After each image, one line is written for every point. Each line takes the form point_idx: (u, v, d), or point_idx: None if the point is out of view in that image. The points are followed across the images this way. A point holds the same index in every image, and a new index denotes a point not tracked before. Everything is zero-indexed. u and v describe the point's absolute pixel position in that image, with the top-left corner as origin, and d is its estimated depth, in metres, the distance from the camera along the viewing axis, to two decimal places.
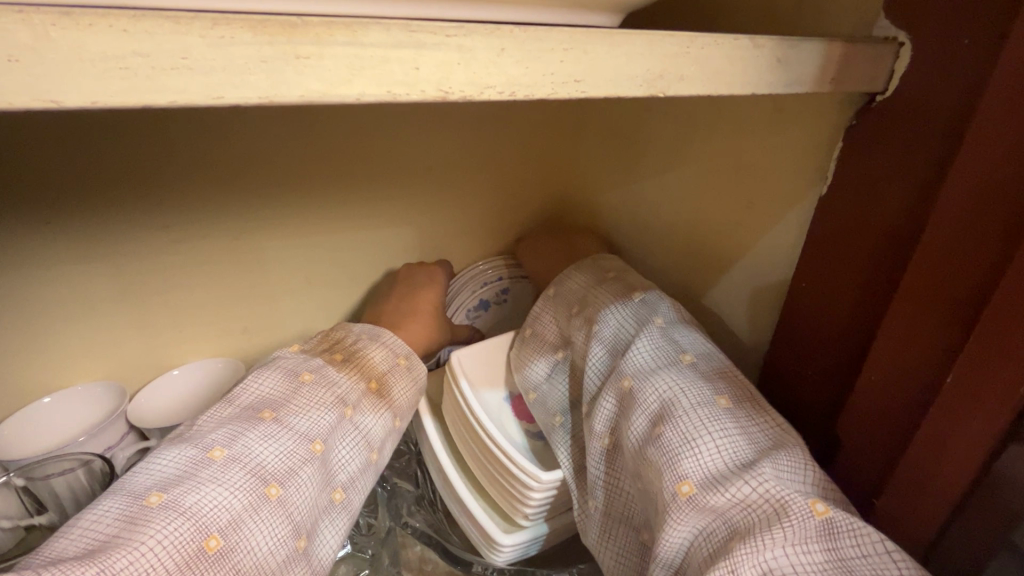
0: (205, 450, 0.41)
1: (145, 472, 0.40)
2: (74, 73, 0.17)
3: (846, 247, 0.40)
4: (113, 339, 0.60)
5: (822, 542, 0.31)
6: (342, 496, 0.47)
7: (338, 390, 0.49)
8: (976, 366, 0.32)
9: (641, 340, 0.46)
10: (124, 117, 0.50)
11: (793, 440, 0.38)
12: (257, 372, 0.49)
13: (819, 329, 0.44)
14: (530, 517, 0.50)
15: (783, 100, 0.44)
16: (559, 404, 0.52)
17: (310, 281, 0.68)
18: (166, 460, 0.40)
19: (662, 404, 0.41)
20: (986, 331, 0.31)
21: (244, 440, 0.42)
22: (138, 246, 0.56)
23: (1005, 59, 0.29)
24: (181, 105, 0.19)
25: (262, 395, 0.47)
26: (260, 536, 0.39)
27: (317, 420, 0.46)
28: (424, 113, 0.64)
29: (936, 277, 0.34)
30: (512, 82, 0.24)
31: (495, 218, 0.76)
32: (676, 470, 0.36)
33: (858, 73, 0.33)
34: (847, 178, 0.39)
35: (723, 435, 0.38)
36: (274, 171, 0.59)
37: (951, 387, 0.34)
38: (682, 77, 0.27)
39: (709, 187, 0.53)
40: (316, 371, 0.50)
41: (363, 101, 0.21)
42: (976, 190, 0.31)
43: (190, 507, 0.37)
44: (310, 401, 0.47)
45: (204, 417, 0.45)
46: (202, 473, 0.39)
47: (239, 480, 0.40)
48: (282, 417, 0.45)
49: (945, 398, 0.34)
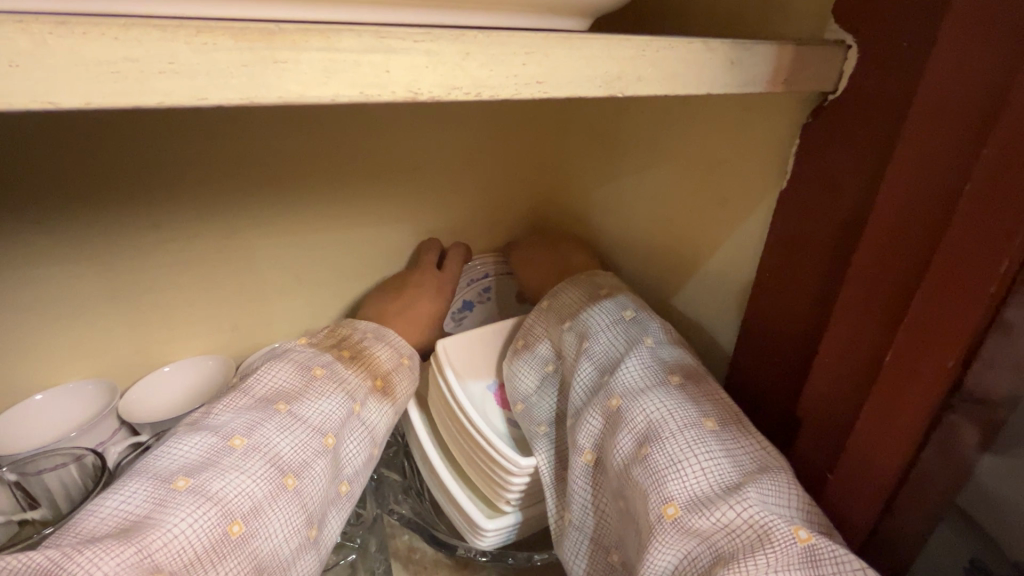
0: (226, 439, 0.43)
1: (169, 455, 0.42)
2: (68, 77, 0.19)
3: (806, 239, 0.42)
4: (104, 336, 0.61)
5: (804, 567, 0.32)
6: (348, 488, 0.49)
7: (347, 385, 0.52)
8: (910, 349, 0.35)
9: (631, 359, 0.48)
10: (114, 116, 0.51)
11: (777, 462, 0.40)
12: (268, 364, 0.51)
13: (782, 318, 0.46)
14: (513, 502, 0.52)
15: (749, 101, 0.46)
16: (545, 416, 0.54)
17: (298, 278, 0.69)
18: (188, 445, 0.42)
19: (649, 425, 0.42)
20: (921, 320, 0.34)
21: (262, 430, 0.44)
22: (129, 244, 0.57)
23: (930, 70, 0.32)
24: (168, 105, 0.20)
25: (275, 387, 0.49)
26: (277, 523, 0.42)
27: (328, 412, 0.48)
28: (409, 113, 0.66)
29: (879, 271, 0.37)
30: (477, 84, 0.25)
31: (480, 216, 0.78)
32: (662, 493, 0.38)
33: (810, 73, 0.36)
34: (805, 173, 0.42)
35: (709, 457, 0.39)
36: (262, 171, 0.60)
37: (890, 371, 0.37)
38: (640, 79, 0.29)
39: (683, 184, 0.55)
40: (327, 365, 0.52)
41: (338, 101, 0.23)
42: (910, 192, 0.34)
43: (216, 493, 0.39)
44: (321, 394, 0.49)
45: (220, 403, 0.47)
46: (224, 461, 0.41)
47: (260, 469, 0.42)
48: (295, 409, 0.47)
49: (884, 382, 0.37)
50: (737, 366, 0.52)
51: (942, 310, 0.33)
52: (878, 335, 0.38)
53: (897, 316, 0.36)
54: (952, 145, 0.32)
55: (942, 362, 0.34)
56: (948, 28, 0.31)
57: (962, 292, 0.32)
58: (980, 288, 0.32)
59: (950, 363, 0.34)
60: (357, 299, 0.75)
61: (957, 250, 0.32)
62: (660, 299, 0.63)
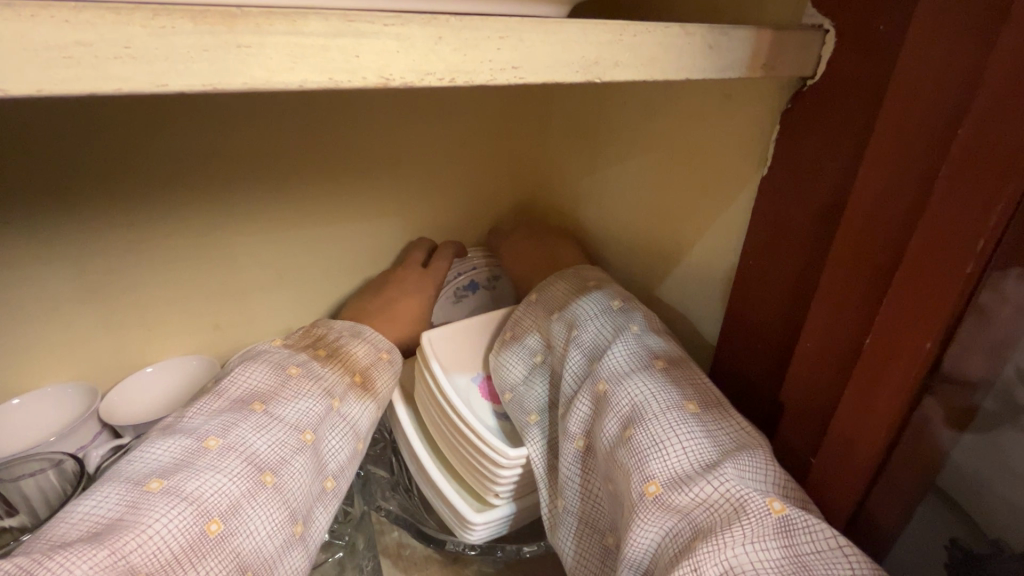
0: (200, 439, 0.43)
1: (142, 459, 0.41)
2: (15, 62, 0.18)
3: (787, 226, 0.42)
4: (81, 337, 0.60)
5: (779, 538, 0.33)
6: (333, 484, 0.49)
7: (325, 382, 0.51)
8: (890, 331, 0.35)
9: (617, 345, 0.48)
10: (80, 110, 0.50)
11: (757, 441, 0.40)
12: (242, 365, 0.51)
13: (764, 305, 0.46)
14: (501, 495, 0.52)
15: (730, 88, 0.46)
16: (536, 406, 0.53)
17: (280, 275, 0.68)
18: (161, 449, 0.42)
19: (633, 407, 0.42)
20: (900, 301, 0.34)
21: (237, 430, 0.44)
22: (103, 242, 0.56)
23: (906, 54, 0.32)
24: (126, 92, 0.20)
25: (250, 387, 0.48)
26: (258, 521, 0.41)
27: (305, 410, 0.48)
28: (388, 105, 0.65)
29: (859, 255, 0.37)
30: (451, 69, 0.25)
31: (464, 210, 0.77)
32: (644, 471, 0.38)
33: (789, 58, 0.35)
34: (785, 159, 0.41)
35: (690, 436, 0.39)
36: (238, 166, 0.59)
37: (870, 353, 0.37)
38: (617, 64, 0.29)
39: (666, 173, 0.55)
40: (302, 364, 0.52)
41: (306, 88, 0.23)
42: (888, 175, 0.34)
43: (191, 492, 0.39)
44: (298, 393, 0.49)
45: (193, 407, 0.46)
46: (199, 461, 0.41)
47: (236, 467, 0.42)
48: (272, 408, 0.47)
49: (865, 364, 0.37)
50: (721, 354, 0.52)
51: (924, 290, 0.33)
52: (860, 318, 0.38)
53: (876, 299, 0.37)
54: (929, 128, 0.32)
55: (921, 345, 0.34)
56: (922, 11, 0.31)
57: (940, 274, 0.32)
58: (959, 269, 0.32)
59: (929, 345, 0.34)
60: (341, 296, 0.74)
61: (937, 227, 0.32)
62: (645, 290, 0.63)
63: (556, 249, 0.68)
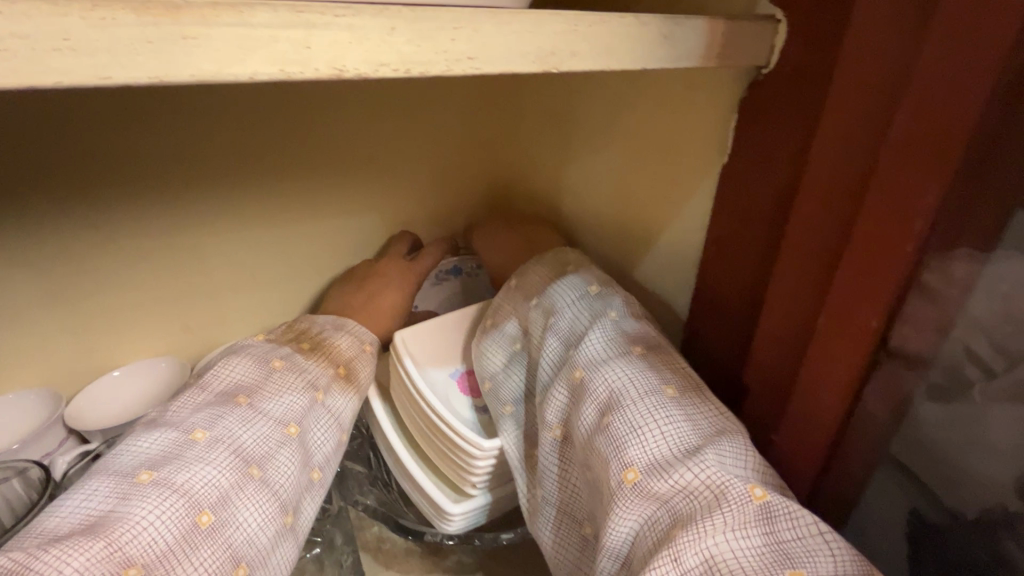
0: (187, 432, 0.46)
1: (133, 452, 0.45)
2: None
3: (746, 212, 0.43)
4: (46, 345, 0.62)
5: (760, 524, 0.34)
6: (320, 475, 0.53)
7: (308, 375, 0.55)
8: (841, 310, 0.37)
9: (595, 332, 0.48)
10: (41, 118, 0.51)
11: (736, 427, 0.41)
12: (225, 360, 0.54)
13: (728, 291, 0.47)
14: (479, 486, 0.53)
15: (694, 80, 0.47)
16: (512, 396, 0.54)
17: (249, 276, 0.69)
18: (149, 441, 0.46)
19: (610, 394, 0.43)
20: (850, 281, 0.36)
21: (223, 423, 0.48)
22: (68, 250, 0.58)
23: (851, 40, 0.33)
24: (67, 86, 0.19)
25: (233, 381, 0.52)
26: (248, 512, 0.45)
27: (290, 404, 0.52)
28: (353, 99, 0.65)
29: (810, 238, 0.38)
30: (406, 60, 0.25)
31: (437, 204, 0.77)
32: (622, 459, 0.39)
33: (743, 48, 0.36)
34: (743, 146, 0.42)
35: (669, 422, 0.40)
36: (199, 164, 0.60)
37: (824, 332, 0.38)
38: (574, 53, 0.29)
39: (634, 165, 0.57)
40: (286, 358, 0.56)
41: (257, 80, 0.23)
42: (835, 160, 0.35)
43: (180, 484, 0.42)
44: (281, 387, 0.53)
45: (177, 402, 0.50)
46: (187, 453, 0.45)
47: (224, 459, 0.45)
48: (256, 402, 0.51)
49: (819, 342, 0.39)
50: (690, 340, 0.53)
51: (872, 270, 0.35)
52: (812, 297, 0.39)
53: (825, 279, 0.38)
54: (872, 112, 0.33)
55: (869, 323, 0.36)
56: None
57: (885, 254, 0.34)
58: (901, 248, 0.33)
59: (876, 323, 0.36)
60: (313, 293, 0.75)
61: (881, 210, 0.34)
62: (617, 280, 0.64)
63: (537, 239, 0.67)
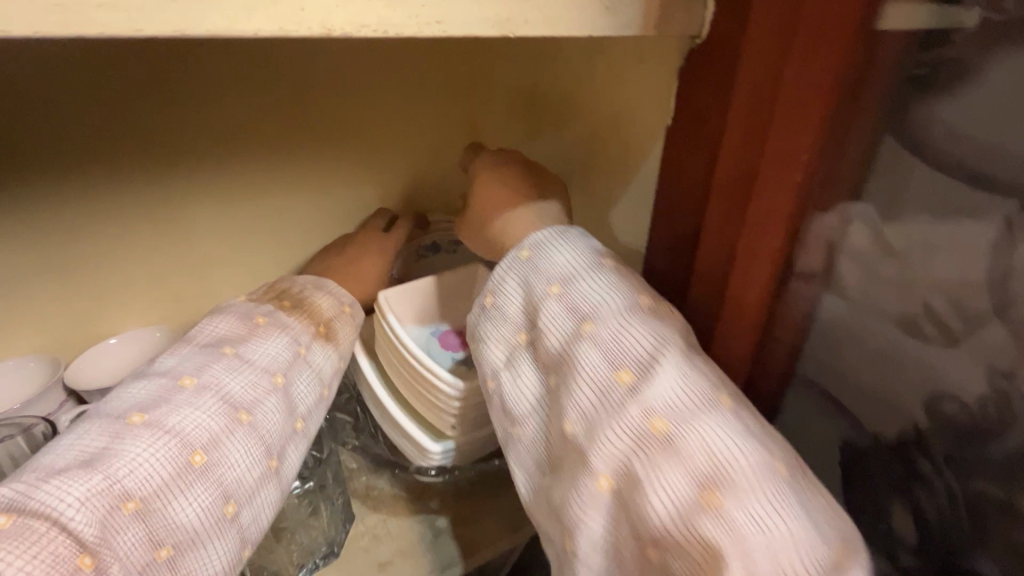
0: (176, 379, 0.50)
1: (125, 397, 0.48)
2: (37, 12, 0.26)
3: (687, 157, 0.53)
4: (45, 313, 0.67)
5: None
6: (303, 425, 0.56)
7: (291, 330, 0.58)
8: (752, 233, 0.47)
9: (675, 376, 0.44)
10: (43, 93, 0.57)
11: (832, 506, 0.41)
12: (210, 319, 0.58)
13: (675, 226, 0.56)
14: (456, 426, 0.58)
15: (645, 50, 0.55)
16: (523, 412, 0.50)
17: (239, 246, 0.75)
18: (140, 389, 0.49)
19: (716, 472, 0.40)
20: (757, 209, 0.46)
21: (210, 371, 0.51)
22: (69, 219, 0.63)
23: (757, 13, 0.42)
24: (108, 35, 0.28)
25: (218, 335, 0.56)
26: (238, 453, 0.48)
27: (274, 356, 0.55)
28: (335, 75, 0.71)
29: (729, 175, 0.48)
30: (384, 23, 0.32)
31: (416, 176, 0.83)
32: (748, 565, 0.36)
33: (677, 17, 0.42)
34: (686, 102, 0.52)
35: (791, 515, 0.38)
36: (191, 136, 0.66)
37: (741, 251, 0.49)
38: (527, 20, 0.36)
39: (597, 130, 0.64)
40: (268, 314, 0.59)
41: (260, 35, 0.31)
42: (746, 111, 0.45)
43: (171, 425, 0.46)
44: (265, 338, 0.56)
45: (166, 352, 0.54)
46: (177, 397, 0.48)
47: (212, 405, 0.49)
48: (241, 352, 0.54)
49: (738, 260, 0.49)
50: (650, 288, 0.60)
51: (769, 196, 0.45)
52: (732, 226, 0.49)
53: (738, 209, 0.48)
54: (770, 71, 0.43)
55: (773, 242, 0.46)
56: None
57: (781, 183, 0.44)
58: (793, 178, 0.44)
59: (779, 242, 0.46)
60: (301, 262, 0.80)
61: (778, 149, 0.44)
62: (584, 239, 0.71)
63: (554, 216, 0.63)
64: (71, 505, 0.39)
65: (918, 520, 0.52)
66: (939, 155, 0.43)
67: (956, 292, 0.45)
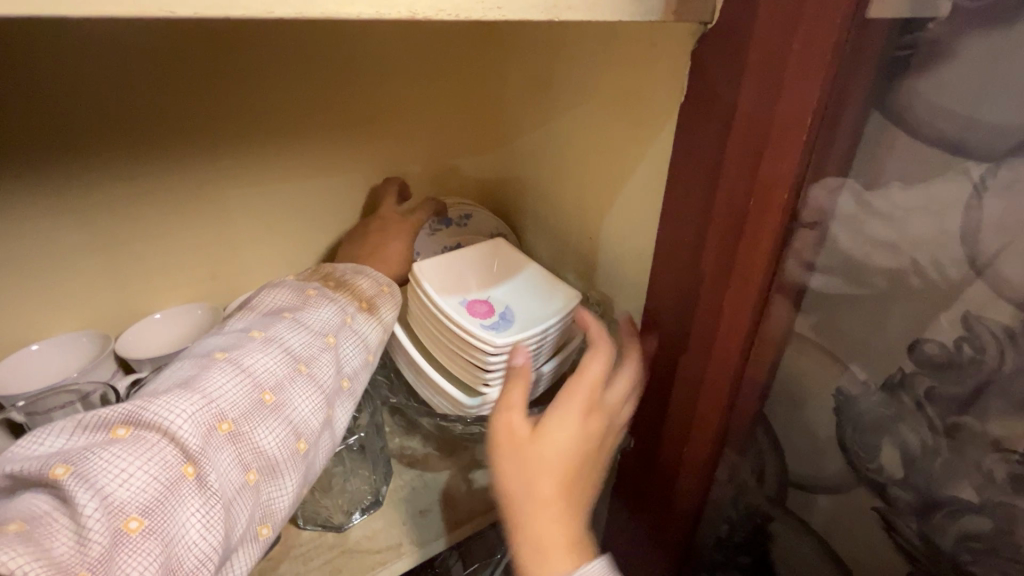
0: (247, 332, 0.57)
1: (205, 345, 0.56)
2: None
3: (694, 136, 0.58)
4: (95, 288, 0.71)
5: None
6: (349, 384, 0.61)
7: (338, 302, 0.65)
8: (763, 191, 0.55)
9: None
10: (99, 74, 0.62)
11: None
12: (268, 290, 0.64)
13: (681, 203, 0.62)
14: (489, 383, 0.65)
15: (655, 38, 0.62)
16: None
17: (272, 227, 0.80)
18: (217, 339, 0.57)
19: None
20: (764, 170, 0.53)
21: (275, 327, 0.58)
22: (121, 196, 0.68)
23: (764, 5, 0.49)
24: (245, 15, 0.35)
25: (277, 302, 0.62)
26: (301, 396, 0.55)
27: (325, 320, 0.62)
28: (360, 63, 0.76)
29: (739, 147, 0.54)
30: (456, 8, 0.41)
31: (435, 162, 0.89)
32: None
33: (694, 6, 0.51)
34: (695, 84, 0.57)
35: None
36: (230, 119, 0.71)
37: (753, 208, 0.56)
38: (570, 8, 0.44)
39: (606, 114, 0.71)
40: (318, 288, 0.65)
41: (359, 15, 0.38)
42: (753, 91, 0.52)
43: (246, 366, 0.53)
44: (318, 306, 0.63)
45: (234, 317, 0.61)
46: (249, 344, 0.55)
47: (278, 353, 0.56)
48: (298, 315, 0.61)
49: (749, 217, 0.56)
50: (659, 257, 0.67)
51: (777, 157, 0.53)
52: (739, 192, 0.56)
53: (744, 176, 0.55)
54: (773, 52, 0.49)
55: (782, 195, 0.54)
56: None
57: (788, 144, 0.52)
58: (796, 137, 0.51)
59: (787, 194, 0.54)
60: (328, 243, 0.86)
61: (784, 117, 0.51)
62: (596, 215, 0.77)
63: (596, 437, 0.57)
64: (176, 420, 0.46)
65: (904, 454, 0.59)
66: (917, 125, 0.49)
67: (932, 246, 0.51)
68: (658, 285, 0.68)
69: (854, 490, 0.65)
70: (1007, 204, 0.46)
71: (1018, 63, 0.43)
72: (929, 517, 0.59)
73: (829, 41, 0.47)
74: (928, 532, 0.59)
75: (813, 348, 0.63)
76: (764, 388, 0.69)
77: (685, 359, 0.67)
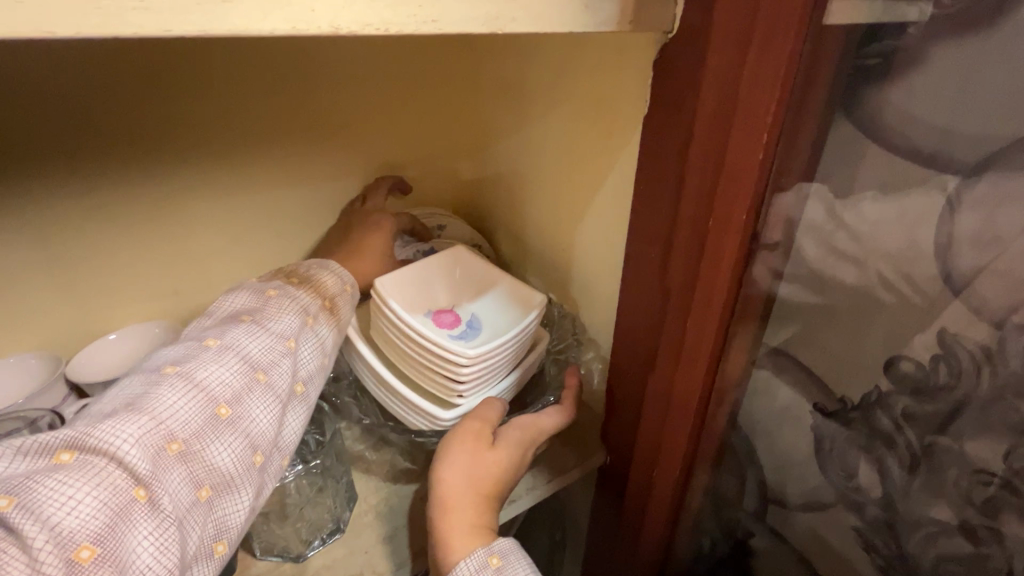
0: (201, 341, 0.54)
1: (157, 358, 0.53)
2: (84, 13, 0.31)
3: (655, 146, 0.56)
4: (45, 309, 0.68)
5: None
6: (302, 390, 0.58)
7: (300, 302, 0.62)
8: (724, 205, 0.53)
9: None
10: (37, 88, 0.59)
11: None
12: (226, 295, 0.61)
13: (645, 215, 0.60)
14: (466, 393, 0.64)
15: (620, 45, 0.59)
16: None
17: (234, 240, 0.77)
18: (171, 350, 0.54)
19: None
20: (726, 183, 0.52)
21: (232, 334, 0.55)
22: (67, 215, 0.65)
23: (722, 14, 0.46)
24: (141, 33, 0.33)
25: (234, 307, 0.59)
26: (258, 407, 0.52)
27: (286, 324, 0.59)
28: (319, 67, 0.73)
29: (700, 159, 0.52)
30: (386, 22, 0.39)
31: (405, 170, 0.86)
32: None
33: (652, 14, 0.48)
34: (656, 94, 0.54)
35: None
36: (182, 131, 0.68)
37: (715, 223, 0.54)
38: (513, 18, 0.42)
39: (575, 122, 0.68)
40: (278, 287, 0.62)
41: (274, 32, 0.36)
42: (714, 102, 0.49)
43: (200, 379, 0.50)
44: (279, 308, 0.60)
45: (189, 325, 0.58)
46: (204, 355, 0.53)
47: (235, 363, 0.53)
48: (257, 319, 0.58)
49: (711, 231, 0.54)
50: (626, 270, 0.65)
51: (737, 170, 0.51)
52: (700, 206, 0.54)
53: (706, 190, 0.53)
54: (734, 63, 0.47)
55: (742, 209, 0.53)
56: None
57: (746, 157, 0.50)
58: (755, 150, 0.50)
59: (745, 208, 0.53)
60: (295, 255, 0.83)
61: (743, 130, 0.49)
62: (568, 225, 0.75)
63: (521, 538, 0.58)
64: (125, 443, 0.43)
65: (881, 472, 0.57)
66: (886, 135, 0.47)
67: (905, 262, 0.49)
68: (628, 299, 0.66)
69: (832, 510, 0.63)
70: (979, 218, 0.44)
71: (990, 69, 0.41)
72: (908, 540, 0.57)
73: (784, 46, 0.46)
74: (908, 555, 0.57)
75: (789, 362, 0.61)
76: (736, 399, 0.68)
77: (653, 377, 0.65)
